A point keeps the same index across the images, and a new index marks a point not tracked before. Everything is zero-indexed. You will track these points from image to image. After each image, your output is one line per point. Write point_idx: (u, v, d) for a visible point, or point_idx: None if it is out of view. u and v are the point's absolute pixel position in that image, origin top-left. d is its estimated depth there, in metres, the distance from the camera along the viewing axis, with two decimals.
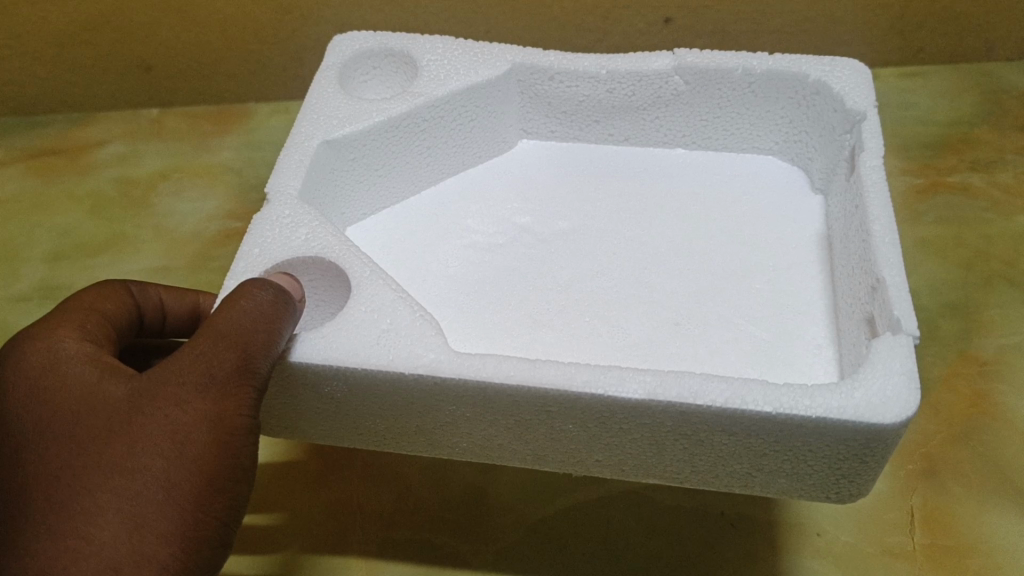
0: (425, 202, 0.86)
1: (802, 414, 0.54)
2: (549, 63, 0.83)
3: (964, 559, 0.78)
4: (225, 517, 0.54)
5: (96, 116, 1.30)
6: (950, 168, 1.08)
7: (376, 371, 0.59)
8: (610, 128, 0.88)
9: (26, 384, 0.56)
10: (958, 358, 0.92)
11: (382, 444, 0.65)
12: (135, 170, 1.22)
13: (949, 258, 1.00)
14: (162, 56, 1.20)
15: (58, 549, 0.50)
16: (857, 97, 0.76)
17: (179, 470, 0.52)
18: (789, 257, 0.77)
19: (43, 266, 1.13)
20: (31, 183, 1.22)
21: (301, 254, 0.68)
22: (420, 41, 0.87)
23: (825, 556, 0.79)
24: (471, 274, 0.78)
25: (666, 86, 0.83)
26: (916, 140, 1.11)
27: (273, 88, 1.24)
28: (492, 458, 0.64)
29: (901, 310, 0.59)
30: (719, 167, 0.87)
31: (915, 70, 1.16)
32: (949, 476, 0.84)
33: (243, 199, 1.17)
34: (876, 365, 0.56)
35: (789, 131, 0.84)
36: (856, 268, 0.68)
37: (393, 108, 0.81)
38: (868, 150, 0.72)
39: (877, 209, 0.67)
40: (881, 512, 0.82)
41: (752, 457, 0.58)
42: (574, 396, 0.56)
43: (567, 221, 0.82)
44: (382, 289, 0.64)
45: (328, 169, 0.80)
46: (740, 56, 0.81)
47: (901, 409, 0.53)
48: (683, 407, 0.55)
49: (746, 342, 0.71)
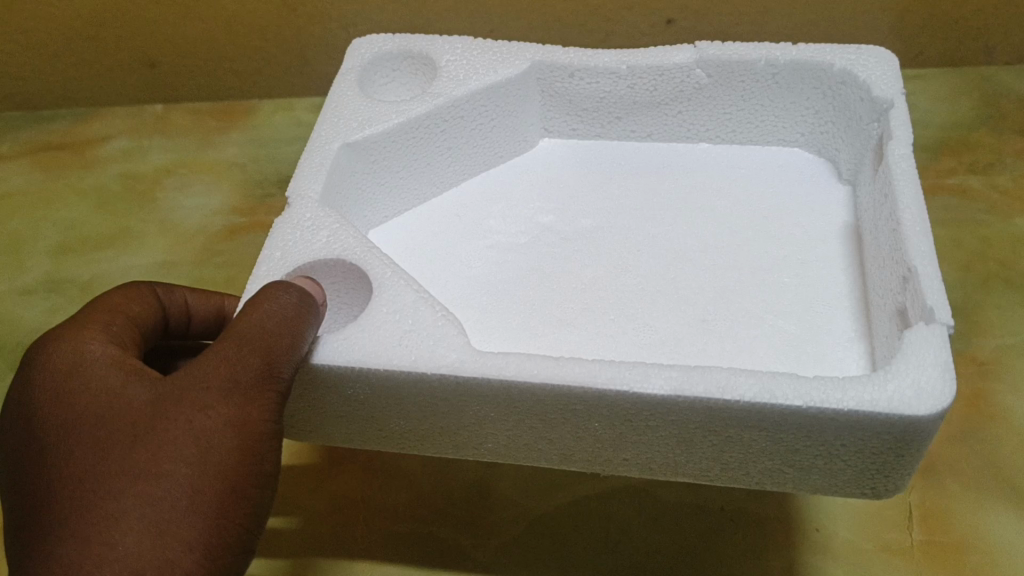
0: (447, 203, 0.87)
1: (835, 408, 0.55)
2: (568, 60, 0.85)
3: (960, 554, 0.80)
4: (248, 522, 0.54)
5: (101, 111, 1.30)
6: (949, 171, 1.10)
7: (400, 371, 0.60)
8: (634, 124, 0.90)
9: (53, 386, 0.57)
10: (956, 358, 0.94)
11: (407, 446, 0.66)
12: (140, 165, 1.23)
13: (948, 260, 1.02)
14: (169, 53, 1.21)
15: (81, 552, 0.50)
16: (884, 84, 0.78)
17: (204, 475, 0.53)
18: (815, 250, 0.79)
19: (49, 259, 1.13)
20: (37, 177, 1.23)
21: (323, 258, 0.69)
22: (438, 43, 0.88)
23: (824, 552, 0.81)
24: (502, 274, 0.79)
25: (689, 80, 0.84)
26: (916, 143, 1.13)
27: (278, 84, 1.25)
28: (516, 458, 0.66)
29: (934, 300, 0.61)
30: (743, 161, 0.88)
31: (914, 73, 1.17)
32: (947, 474, 0.85)
33: (248, 194, 1.18)
34: (909, 358, 0.57)
35: (815, 122, 0.85)
36: (886, 259, 0.70)
37: (414, 108, 0.82)
38: (897, 139, 0.73)
39: (906, 200, 0.68)
40: (879, 509, 0.84)
41: (782, 451, 0.59)
42: (600, 392, 0.57)
43: (589, 219, 0.84)
44: (403, 290, 0.65)
45: (349, 173, 0.81)
46: (761, 48, 0.82)
47: (935, 401, 0.55)
48: (714, 402, 0.56)
49: (766, 338, 0.72)
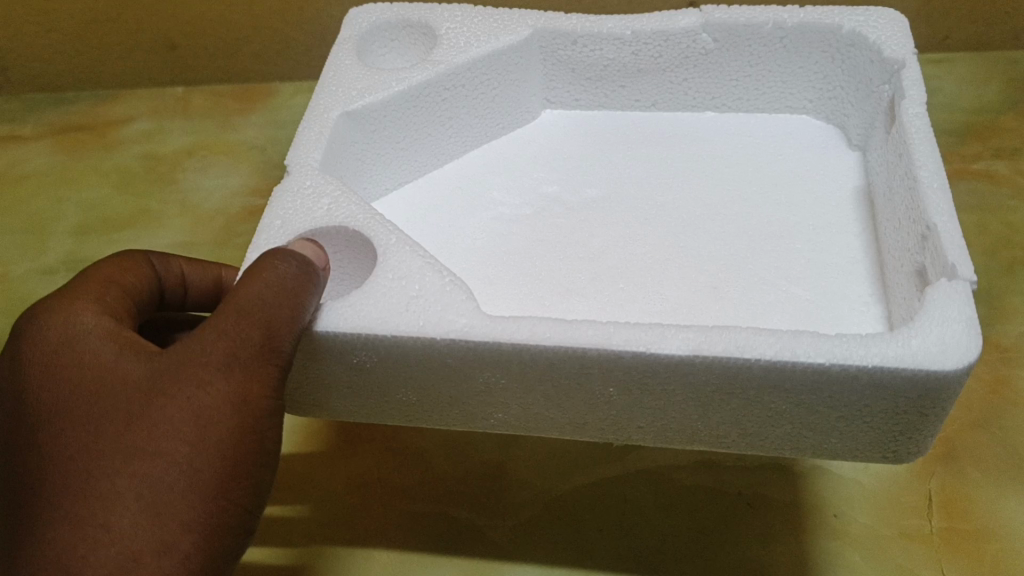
0: (451, 175, 0.87)
1: (857, 364, 0.54)
2: (571, 27, 0.85)
3: (980, 541, 0.79)
4: (248, 502, 0.55)
5: (123, 93, 1.31)
6: (976, 156, 1.09)
7: (405, 336, 0.60)
8: (637, 93, 0.89)
9: (46, 359, 0.58)
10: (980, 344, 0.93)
11: (414, 418, 0.67)
12: (160, 147, 1.24)
13: (973, 245, 1.01)
14: (189, 34, 1.21)
15: (78, 532, 0.52)
16: (894, 45, 0.77)
17: (203, 455, 0.53)
18: (828, 215, 0.78)
19: (71, 239, 1.14)
20: (60, 158, 1.24)
21: (327, 227, 0.69)
22: (438, 11, 0.88)
23: (841, 537, 0.80)
24: (519, 243, 0.79)
25: (696, 45, 0.84)
26: (943, 127, 1.13)
27: (296, 67, 1.25)
28: (527, 430, 0.66)
29: (954, 256, 0.60)
30: (751, 129, 0.88)
31: (940, 57, 1.18)
32: (967, 462, 0.84)
33: (268, 176, 1.18)
34: (932, 316, 0.56)
35: (823, 87, 0.85)
36: (902, 220, 0.69)
37: (418, 73, 0.82)
38: (909, 97, 0.72)
39: (923, 156, 0.67)
40: (897, 495, 0.82)
41: (800, 415, 0.59)
42: (614, 355, 0.57)
43: (595, 189, 0.83)
44: (409, 257, 0.65)
45: (350, 142, 0.81)
46: (769, 10, 0.81)
47: (960, 357, 0.54)
48: (734, 360, 0.56)
49: (777, 303, 0.71)
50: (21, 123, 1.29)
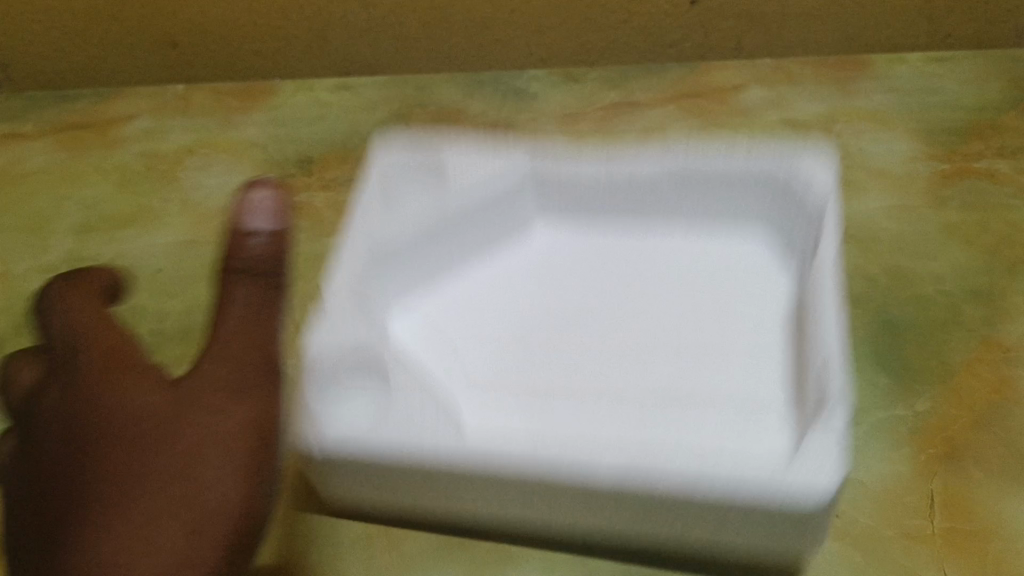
0: (466, 279, 0.96)
1: (744, 492, 0.65)
2: (556, 166, 0.95)
3: (982, 540, 0.79)
4: (246, 538, 0.69)
5: (124, 91, 1.31)
6: (977, 154, 1.12)
7: (404, 450, 0.70)
8: (614, 202, 0.96)
9: (79, 406, 0.70)
10: (981, 344, 0.93)
11: (410, 498, 0.77)
12: (161, 145, 1.23)
13: (974, 243, 1.03)
14: (190, 30, 1.23)
15: (122, 544, 0.65)
16: (820, 184, 0.88)
17: (228, 480, 0.68)
18: (753, 341, 0.87)
19: (73, 238, 1.14)
20: (60, 156, 1.23)
21: (347, 355, 0.77)
22: (448, 150, 0.95)
23: (841, 537, 0.80)
24: (504, 358, 0.88)
25: (655, 183, 0.94)
26: (944, 126, 1.17)
27: (297, 62, 1.28)
28: (499, 508, 0.75)
29: (837, 389, 0.70)
30: (698, 258, 0.95)
31: (943, 56, 1.25)
32: (970, 461, 0.84)
33: (269, 175, 1.18)
34: (807, 455, 0.66)
35: (771, 217, 0.94)
36: (809, 349, 0.78)
37: (429, 204, 0.92)
38: (826, 226, 0.84)
39: (826, 256, 0.81)
40: (899, 495, 0.82)
41: (704, 520, 0.70)
42: (557, 471, 0.68)
43: (594, 301, 0.92)
44: (415, 394, 0.75)
45: (375, 259, 0.88)
46: (722, 150, 0.92)
47: (824, 484, 0.65)
48: (649, 486, 0.67)
49: (717, 398, 0.82)
50: (20, 122, 1.28)
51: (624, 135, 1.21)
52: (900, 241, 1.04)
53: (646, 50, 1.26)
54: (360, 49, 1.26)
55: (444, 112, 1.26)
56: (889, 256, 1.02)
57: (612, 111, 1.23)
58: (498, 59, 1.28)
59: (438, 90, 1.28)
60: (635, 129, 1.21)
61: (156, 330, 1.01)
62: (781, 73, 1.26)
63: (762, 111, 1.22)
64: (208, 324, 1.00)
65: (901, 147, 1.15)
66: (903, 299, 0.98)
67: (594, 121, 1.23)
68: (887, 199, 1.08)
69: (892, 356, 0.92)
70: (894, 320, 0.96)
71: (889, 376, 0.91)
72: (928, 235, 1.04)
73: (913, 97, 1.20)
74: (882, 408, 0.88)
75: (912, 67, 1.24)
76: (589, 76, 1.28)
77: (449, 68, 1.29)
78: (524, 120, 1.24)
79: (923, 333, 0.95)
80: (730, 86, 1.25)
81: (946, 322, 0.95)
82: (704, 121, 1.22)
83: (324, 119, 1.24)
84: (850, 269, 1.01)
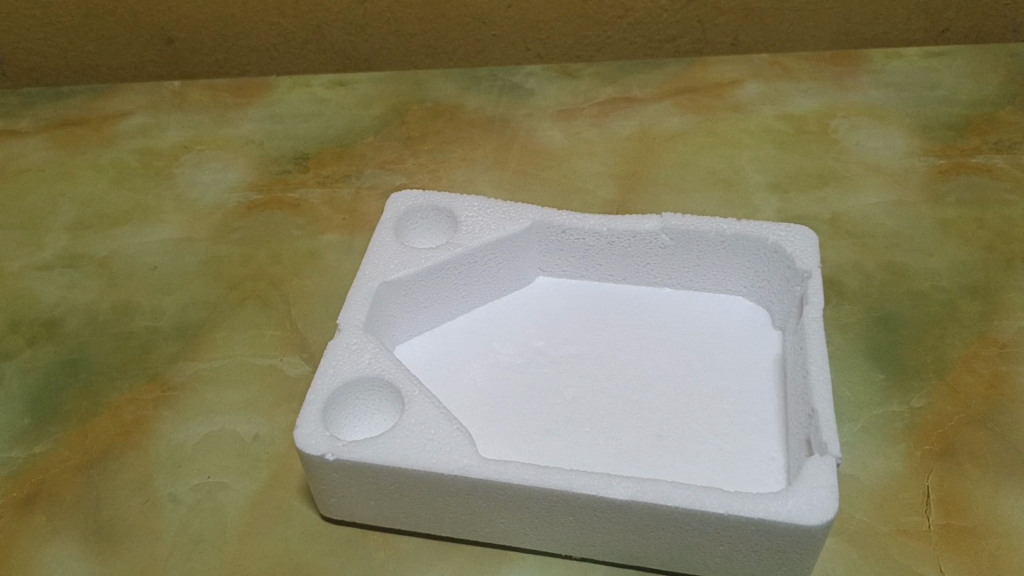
0: (460, 329, 0.92)
1: (748, 516, 0.69)
2: (563, 220, 0.91)
3: (977, 539, 0.79)
4: None
5: (119, 88, 1.31)
6: (974, 150, 1.13)
7: (421, 471, 0.73)
8: (611, 268, 0.94)
9: None
10: (978, 340, 0.93)
11: (394, 521, 0.79)
12: (157, 142, 1.23)
13: (971, 239, 1.03)
14: (186, 27, 1.25)
15: None
16: (804, 258, 0.86)
17: None
18: (748, 383, 0.85)
19: (67, 234, 1.12)
20: (55, 152, 1.22)
21: (365, 377, 0.79)
22: (461, 199, 0.94)
23: (839, 535, 0.79)
24: (489, 386, 0.86)
25: (655, 245, 0.90)
26: (940, 122, 1.17)
27: (294, 59, 1.30)
28: (509, 540, 0.78)
29: (828, 436, 0.73)
30: (692, 306, 0.93)
31: (938, 51, 1.27)
32: (966, 458, 0.84)
33: (265, 171, 1.17)
34: (806, 479, 0.70)
35: (755, 280, 0.91)
36: (799, 405, 0.79)
37: (439, 256, 0.89)
38: (811, 303, 0.83)
39: (814, 352, 0.79)
40: (895, 492, 0.82)
41: (702, 545, 0.73)
42: (574, 495, 0.71)
43: (573, 345, 0.89)
44: (428, 407, 0.77)
45: (384, 309, 0.87)
46: (713, 220, 0.89)
47: (822, 514, 0.68)
48: (658, 507, 0.70)
49: (703, 454, 0.80)
50: (15, 118, 1.27)
51: (621, 131, 1.18)
52: (896, 235, 1.04)
53: (642, 46, 1.26)
54: (357, 46, 1.28)
55: (441, 108, 1.25)
56: (886, 251, 1.02)
57: (610, 105, 1.22)
58: (494, 56, 1.29)
59: (434, 84, 1.28)
60: (632, 126, 1.19)
61: (152, 327, 1.00)
62: (777, 68, 1.26)
63: (760, 106, 1.21)
64: (204, 322, 1.00)
65: (897, 143, 1.14)
66: (900, 295, 0.98)
67: (591, 116, 1.21)
68: (884, 195, 1.08)
69: (888, 352, 0.92)
70: (891, 317, 0.96)
71: (885, 373, 0.91)
72: (924, 230, 1.04)
73: (909, 92, 1.21)
74: (879, 405, 0.88)
75: (909, 61, 1.26)
76: (585, 71, 1.28)
77: (445, 65, 1.30)
78: (521, 116, 1.22)
79: (919, 328, 0.94)
80: (726, 81, 1.24)
81: (941, 318, 0.95)
82: (703, 116, 1.20)
83: (319, 115, 1.25)
84: (847, 265, 1.01)
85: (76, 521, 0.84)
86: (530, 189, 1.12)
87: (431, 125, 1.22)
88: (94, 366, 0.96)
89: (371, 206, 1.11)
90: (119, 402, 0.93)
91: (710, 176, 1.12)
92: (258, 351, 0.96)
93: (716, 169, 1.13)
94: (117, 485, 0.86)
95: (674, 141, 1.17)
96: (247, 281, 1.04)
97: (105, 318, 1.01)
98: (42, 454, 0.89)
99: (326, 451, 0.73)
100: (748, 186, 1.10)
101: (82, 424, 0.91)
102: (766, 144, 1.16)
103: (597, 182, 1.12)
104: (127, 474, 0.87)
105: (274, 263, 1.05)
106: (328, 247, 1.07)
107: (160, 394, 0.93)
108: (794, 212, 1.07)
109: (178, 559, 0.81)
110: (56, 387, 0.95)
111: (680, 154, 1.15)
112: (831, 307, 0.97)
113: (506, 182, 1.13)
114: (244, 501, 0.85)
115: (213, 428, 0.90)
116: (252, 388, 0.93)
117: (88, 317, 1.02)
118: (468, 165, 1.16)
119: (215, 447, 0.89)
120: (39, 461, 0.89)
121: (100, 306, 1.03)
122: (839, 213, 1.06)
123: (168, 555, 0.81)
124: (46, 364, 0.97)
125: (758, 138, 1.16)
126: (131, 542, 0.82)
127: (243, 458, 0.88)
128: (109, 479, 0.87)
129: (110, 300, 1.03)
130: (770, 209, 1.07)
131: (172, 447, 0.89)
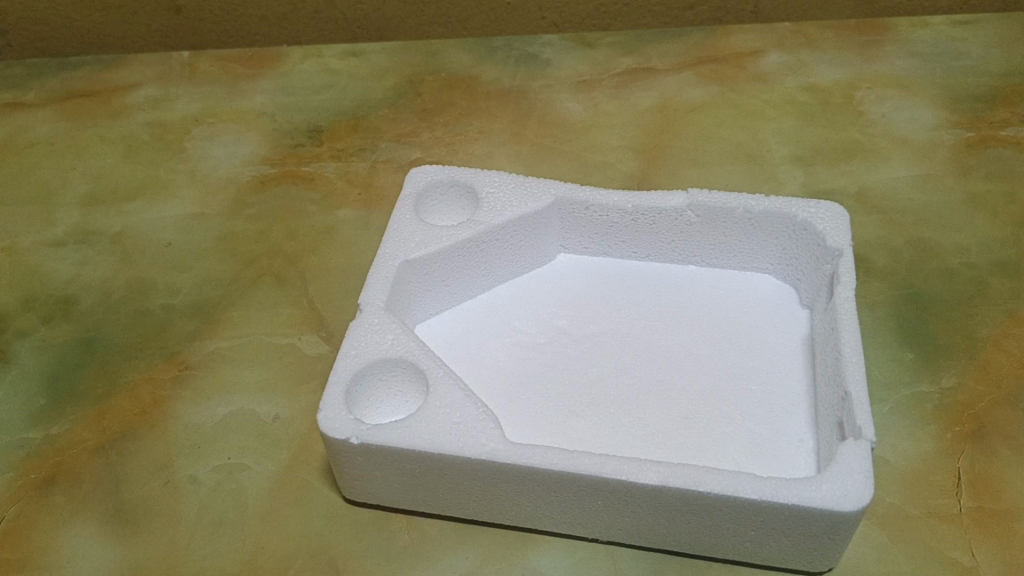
0: (481, 308, 0.90)
1: (782, 501, 0.67)
2: (586, 196, 0.89)
3: (1010, 522, 0.78)
4: None
5: (127, 59, 1.28)
6: (1002, 122, 1.10)
7: (448, 455, 0.71)
8: (634, 245, 0.92)
9: None
10: (1009, 318, 0.92)
11: (418, 504, 0.78)
12: (168, 114, 1.20)
13: (1001, 214, 1.01)
14: None
15: None
16: (835, 235, 0.84)
17: None
18: (776, 363, 0.84)
19: (79, 209, 1.10)
20: (63, 124, 1.20)
21: (388, 359, 0.78)
22: (481, 174, 0.92)
23: (871, 518, 0.78)
24: (512, 366, 0.85)
25: (680, 222, 0.88)
26: (968, 93, 1.14)
27: (305, 29, 1.27)
28: (536, 523, 0.77)
29: (862, 420, 0.71)
30: (719, 284, 0.91)
31: (964, 20, 1.24)
32: (997, 439, 0.83)
33: (278, 144, 1.15)
34: (840, 464, 0.69)
35: (783, 257, 0.89)
36: (830, 387, 0.77)
37: (460, 233, 0.87)
38: (843, 283, 0.81)
39: (846, 332, 0.77)
40: (925, 474, 0.81)
41: (734, 529, 0.71)
42: (604, 481, 0.70)
43: (598, 324, 0.88)
44: (453, 389, 0.76)
45: (406, 287, 0.86)
46: (740, 196, 0.87)
47: (857, 499, 0.67)
48: (689, 492, 0.69)
49: (731, 435, 0.78)
50: (21, 90, 1.24)
51: (641, 102, 1.16)
52: (924, 210, 1.02)
53: (661, 14, 1.24)
54: (369, 15, 1.25)
55: (456, 79, 1.22)
56: (913, 227, 1.00)
57: (630, 76, 1.20)
58: (510, 25, 1.26)
59: (448, 54, 1.25)
60: (652, 98, 1.17)
61: (168, 305, 0.98)
62: (800, 37, 1.23)
63: (782, 76, 1.18)
64: (220, 300, 0.98)
65: (924, 114, 1.12)
66: (928, 273, 0.96)
67: (610, 88, 1.19)
68: (910, 168, 1.06)
69: (916, 330, 0.91)
70: (919, 294, 0.94)
71: (914, 352, 0.89)
72: (953, 205, 1.02)
73: (935, 62, 1.18)
74: (908, 385, 0.87)
75: (936, 29, 1.23)
76: (603, 40, 1.25)
77: (459, 34, 1.28)
78: (539, 87, 1.20)
79: (947, 306, 0.93)
80: (748, 50, 1.22)
81: (970, 296, 0.94)
82: (725, 87, 1.17)
83: (332, 86, 1.22)
84: (873, 240, 0.99)
85: (96, 503, 0.83)
86: (548, 162, 1.10)
87: (447, 97, 1.20)
88: (110, 345, 0.95)
89: (386, 180, 1.09)
90: (136, 381, 0.92)
91: (733, 149, 1.10)
92: (275, 329, 0.95)
93: (739, 142, 1.11)
94: (136, 466, 0.85)
95: (696, 113, 1.14)
96: (264, 258, 1.02)
97: (120, 296, 1.00)
98: (60, 434, 0.88)
99: (350, 435, 0.72)
100: (772, 159, 1.08)
101: (100, 404, 0.90)
102: (789, 116, 1.13)
103: (617, 155, 1.10)
104: (146, 454, 0.86)
105: (290, 239, 1.04)
106: (345, 222, 1.05)
107: (177, 372, 0.92)
108: (819, 186, 1.05)
109: (199, 542, 0.80)
110: (72, 366, 0.94)
111: (702, 127, 1.12)
112: (859, 284, 0.95)
113: (524, 155, 1.11)
114: (265, 482, 0.84)
115: (230, 408, 0.89)
116: (271, 366, 0.92)
117: (102, 295, 1.00)
118: (485, 138, 1.14)
119: (234, 428, 0.87)
120: (56, 442, 0.88)
121: (114, 283, 1.01)
122: (865, 187, 1.04)
123: (190, 538, 0.80)
124: (61, 343, 0.96)
125: (781, 110, 1.14)
126: (152, 524, 0.81)
127: (262, 439, 0.87)
128: (128, 461, 0.86)
129: (124, 278, 1.02)
130: (796, 183, 1.05)
131: (191, 427, 0.88)
